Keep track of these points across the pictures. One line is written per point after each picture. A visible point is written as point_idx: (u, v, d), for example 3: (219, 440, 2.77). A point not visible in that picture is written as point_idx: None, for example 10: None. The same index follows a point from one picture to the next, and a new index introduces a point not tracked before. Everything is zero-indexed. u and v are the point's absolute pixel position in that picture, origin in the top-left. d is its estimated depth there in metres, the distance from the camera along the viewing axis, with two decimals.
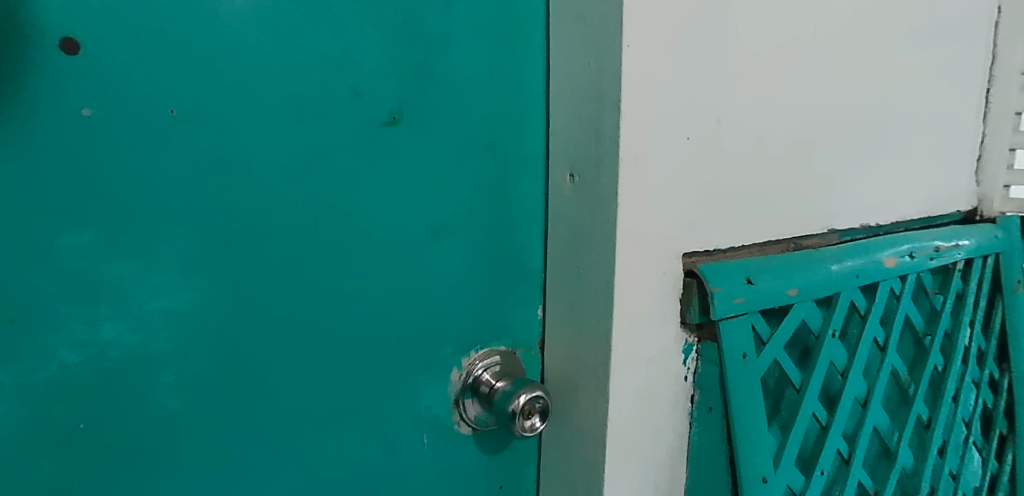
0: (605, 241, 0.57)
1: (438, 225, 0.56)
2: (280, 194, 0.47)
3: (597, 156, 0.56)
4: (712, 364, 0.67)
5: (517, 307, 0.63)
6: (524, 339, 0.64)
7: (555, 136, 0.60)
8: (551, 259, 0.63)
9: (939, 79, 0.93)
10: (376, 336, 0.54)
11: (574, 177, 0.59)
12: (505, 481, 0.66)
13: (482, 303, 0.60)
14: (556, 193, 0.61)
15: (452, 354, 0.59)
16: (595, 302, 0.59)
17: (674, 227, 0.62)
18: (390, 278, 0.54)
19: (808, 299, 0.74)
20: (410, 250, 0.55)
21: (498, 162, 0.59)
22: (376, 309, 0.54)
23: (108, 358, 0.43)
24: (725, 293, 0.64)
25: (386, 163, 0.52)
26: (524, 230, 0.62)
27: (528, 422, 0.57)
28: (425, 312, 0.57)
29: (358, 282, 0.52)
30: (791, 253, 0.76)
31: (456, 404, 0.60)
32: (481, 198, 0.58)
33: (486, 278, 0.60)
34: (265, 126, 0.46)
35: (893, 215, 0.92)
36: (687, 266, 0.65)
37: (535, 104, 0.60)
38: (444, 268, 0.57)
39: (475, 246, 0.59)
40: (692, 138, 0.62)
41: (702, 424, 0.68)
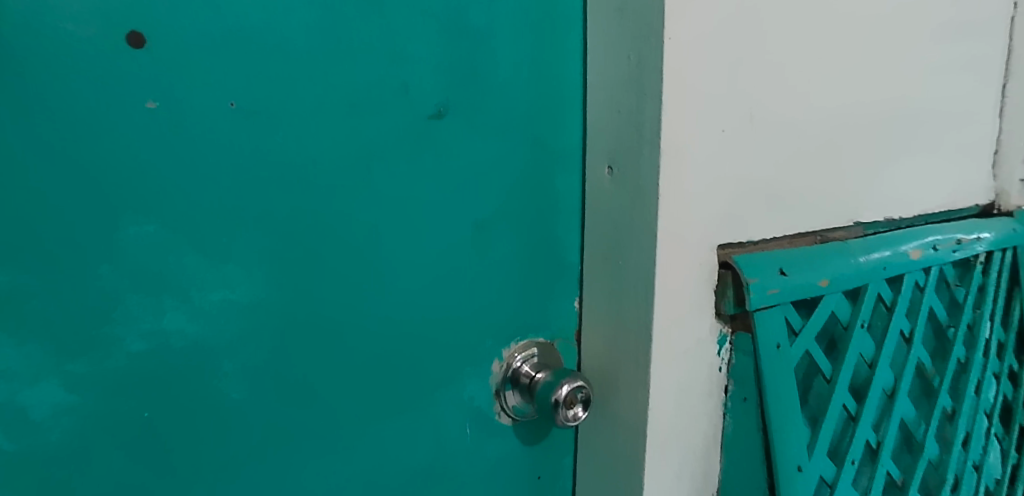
0: (646, 232, 0.58)
1: (483, 217, 0.57)
2: (334, 185, 0.48)
3: (638, 148, 0.57)
4: (746, 355, 0.68)
5: (555, 299, 0.64)
6: (562, 330, 0.65)
7: (593, 129, 0.61)
8: (588, 251, 0.64)
9: (961, 73, 0.93)
10: (423, 327, 0.55)
11: (612, 169, 0.60)
12: (542, 472, 0.67)
13: (523, 295, 0.61)
14: (595, 186, 0.62)
15: (494, 346, 0.60)
16: (635, 293, 0.60)
17: (710, 219, 0.63)
18: (436, 270, 0.55)
19: (836, 291, 0.75)
20: (454, 243, 0.55)
21: (538, 155, 0.59)
22: (422, 301, 0.54)
23: (171, 348, 0.44)
24: (760, 284, 0.65)
25: (433, 156, 0.53)
26: (562, 223, 0.63)
27: (570, 412, 0.57)
28: (468, 304, 0.57)
29: (406, 274, 0.53)
30: (820, 246, 0.77)
31: (496, 396, 0.61)
32: (522, 191, 0.59)
33: (526, 270, 0.61)
34: (319, 119, 0.47)
35: (916, 208, 0.93)
36: (721, 258, 0.66)
37: (573, 98, 0.61)
38: (487, 259, 0.58)
39: (517, 238, 0.59)
40: (727, 131, 0.63)
41: (736, 415, 0.69)
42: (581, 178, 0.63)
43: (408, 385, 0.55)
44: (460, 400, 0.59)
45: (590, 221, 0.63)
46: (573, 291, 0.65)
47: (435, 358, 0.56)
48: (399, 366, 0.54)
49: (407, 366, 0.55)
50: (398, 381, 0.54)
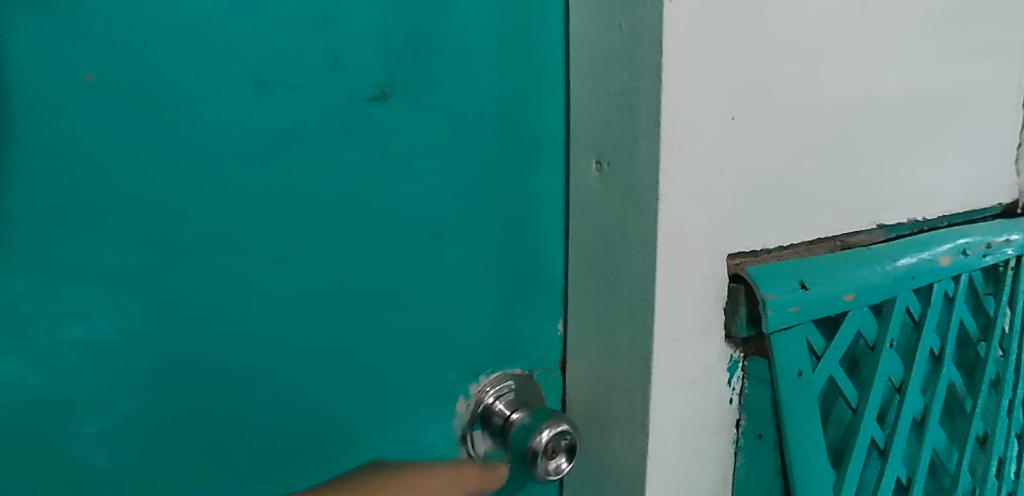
0: (642, 242, 0.47)
1: (440, 223, 0.48)
2: (238, 185, 0.40)
3: (631, 138, 0.47)
4: (762, 384, 0.57)
5: (534, 321, 0.54)
6: (541, 357, 0.55)
7: (575, 117, 0.51)
8: (573, 263, 0.53)
9: (986, 56, 0.84)
10: (357, 358, 0.46)
11: (600, 164, 0.49)
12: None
13: (491, 316, 0.51)
14: (580, 185, 0.51)
15: (457, 380, 0.51)
16: (631, 315, 0.49)
17: (717, 224, 0.53)
18: (379, 286, 0.46)
19: (861, 306, 0.65)
20: (400, 252, 0.46)
21: (507, 149, 0.50)
22: (358, 323, 0.46)
23: (6, 402, 0.35)
24: (778, 301, 0.55)
25: (371, 148, 0.44)
26: (542, 229, 0.53)
27: (551, 464, 0.47)
28: (420, 327, 0.48)
29: (335, 293, 0.44)
30: (841, 252, 0.67)
31: (464, 441, 0.52)
32: (490, 192, 0.49)
33: (497, 286, 0.51)
34: (219, 103, 0.38)
35: (940, 209, 0.83)
36: (732, 270, 0.56)
37: (552, 80, 0.51)
38: (445, 273, 0.48)
39: (484, 248, 0.50)
40: (736, 120, 0.52)
41: (750, 455, 0.59)
42: (563, 175, 0.53)
43: (342, 428, 0.46)
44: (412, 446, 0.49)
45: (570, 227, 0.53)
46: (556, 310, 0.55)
47: (375, 396, 0.47)
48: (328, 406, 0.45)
49: (340, 407, 0.46)
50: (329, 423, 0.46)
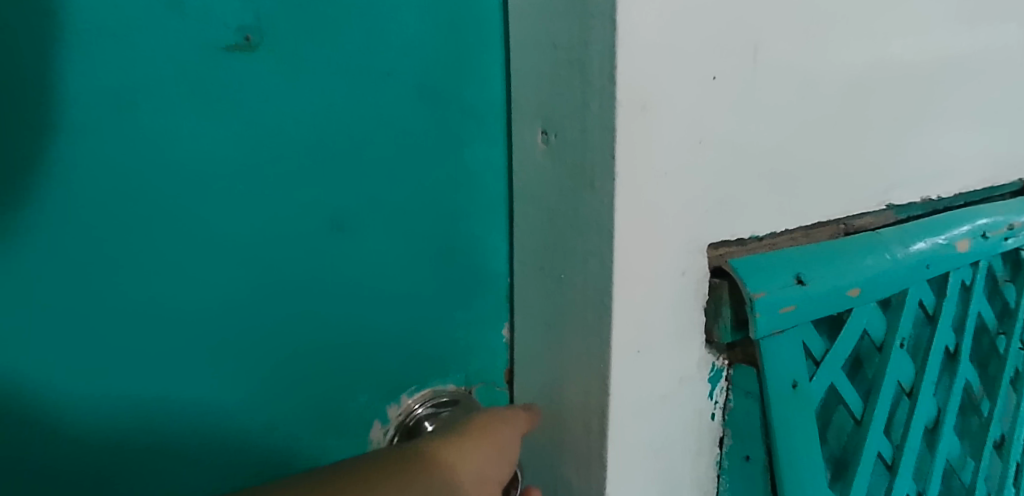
0: (597, 233, 0.38)
1: (342, 214, 0.40)
2: (65, 165, 0.32)
3: (582, 102, 0.37)
4: (751, 398, 0.48)
5: (467, 325, 0.47)
6: (479, 364, 0.48)
7: (518, 76, 0.41)
8: (518, 257, 0.44)
9: (1013, 10, 0.73)
10: (245, 374, 0.39)
11: (547, 135, 0.39)
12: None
13: (411, 318, 0.44)
14: (523, 162, 0.42)
15: (374, 401, 0.44)
16: (582, 321, 0.40)
17: (694, 208, 0.43)
18: (263, 288, 0.38)
19: (868, 301, 0.56)
20: (295, 245, 0.39)
21: (427, 123, 0.42)
22: (242, 333, 0.38)
23: None
24: (770, 300, 0.45)
25: (248, 117, 0.36)
26: (471, 214, 0.45)
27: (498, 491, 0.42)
28: (320, 337, 0.41)
29: (211, 298, 0.37)
30: (844, 239, 0.57)
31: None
32: (404, 175, 0.42)
33: (417, 287, 0.44)
34: (24, 65, 0.30)
35: (957, 186, 0.73)
36: (713, 262, 0.46)
37: (482, 42, 0.43)
38: (350, 272, 0.41)
39: (401, 237, 0.42)
40: (719, 79, 0.43)
41: (736, 478, 0.51)
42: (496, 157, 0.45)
43: (231, 456, 0.39)
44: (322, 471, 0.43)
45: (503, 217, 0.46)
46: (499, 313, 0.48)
47: (273, 417, 0.41)
48: (213, 431, 0.38)
49: (226, 432, 0.39)
50: (213, 451, 0.39)
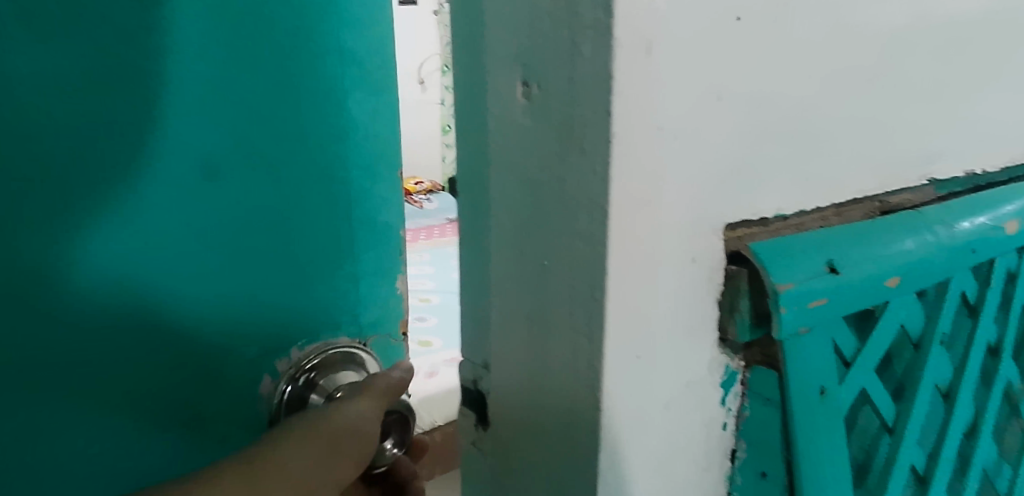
0: (589, 211, 0.29)
1: (224, 177, 0.40)
2: None
3: (571, 41, 0.28)
4: (770, 406, 0.41)
5: (363, 280, 0.47)
6: (373, 323, 0.48)
7: (488, 8, 0.32)
8: (490, 237, 0.35)
9: None
10: (130, 342, 0.39)
11: (527, 85, 0.31)
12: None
13: (315, 286, 0.45)
14: (499, 118, 0.33)
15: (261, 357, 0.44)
16: (566, 317, 0.32)
17: (709, 184, 0.36)
18: (149, 258, 0.38)
19: (905, 291, 0.48)
20: (188, 236, 0.39)
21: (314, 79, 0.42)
22: (141, 331, 0.39)
23: None
24: (797, 294, 0.38)
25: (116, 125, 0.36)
26: (367, 182, 0.45)
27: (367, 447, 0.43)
28: (220, 319, 0.41)
29: (104, 288, 0.37)
30: (881, 219, 0.49)
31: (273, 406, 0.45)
32: (296, 147, 0.42)
33: (308, 244, 0.44)
34: None
35: (1004, 160, 0.65)
36: (732, 246, 0.38)
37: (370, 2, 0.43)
38: (236, 230, 0.41)
39: (297, 213, 0.43)
40: (744, 20, 0.35)
41: (749, 495, 0.44)
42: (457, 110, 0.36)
43: (101, 407, 0.39)
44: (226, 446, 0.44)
45: (465, 186, 0.37)
46: (467, 306, 0.38)
47: (149, 375, 0.40)
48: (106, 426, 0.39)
49: (140, 421, 0.40)
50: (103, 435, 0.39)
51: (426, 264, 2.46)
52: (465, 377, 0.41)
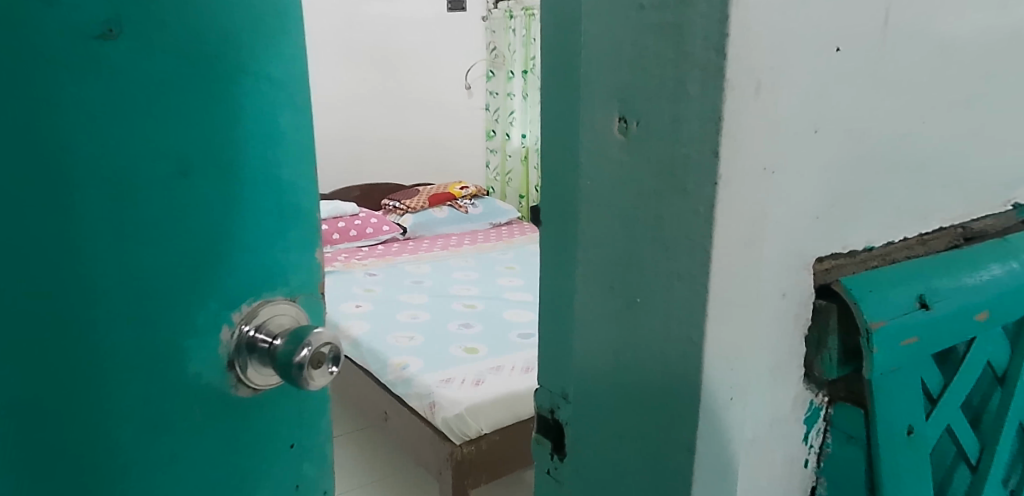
0: (688, 252, 0.29)
1: (199, 225, 0.43)
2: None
3: (677, 83, 0.28)
4: (854, 443, 0.40)
5: (292, 254, 0.50)
6: (303, 285, 0.51)
7: (587, 43, 0.32)
8: (573, 271, 0.36)
9: None
10: (130, 392, 0.43)
11: (626, 121, 0.31)
12: (304, 439, 0.54)
13: (270, 281, 0.48)
14: (588, 154, 0.33)
15: (216, 315, 0.46)
16: (653, 353, 0.32)
17: (802, 218, 0.35)
18: (154, 317, 0.43)
19: (994, 326, 0.46)
20: (176, 286, 0.43)
21: (239, 68, 0.43)
22: (149, 380, 0.43)
23: None
24: (889, 332, 0.37)
25: (109, 213, 0.40)
26: (299, 181, 0.49)
27: (319, 372, 0.47)
28: (201, 339, 0.45)
29: (123, 356, 0.42)
30: (970, 248, 0.47)
31: (233, 367, 0.47)
32: (244, 177, 0.45)
33: (238, 224, 0.45)
34: None
35: None
36: (822, 281, 0.37)
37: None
38: (162, 216, 0.42)
39: (262, 231, 0.47)
40: (842, 51, 0.34)
41: None
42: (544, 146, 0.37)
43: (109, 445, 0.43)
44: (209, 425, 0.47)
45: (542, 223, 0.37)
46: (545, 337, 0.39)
47: (147, 405, 0.44)
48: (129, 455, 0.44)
49: (149, 442, 0.44)
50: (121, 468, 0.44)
51: (472, 272, 2.49)
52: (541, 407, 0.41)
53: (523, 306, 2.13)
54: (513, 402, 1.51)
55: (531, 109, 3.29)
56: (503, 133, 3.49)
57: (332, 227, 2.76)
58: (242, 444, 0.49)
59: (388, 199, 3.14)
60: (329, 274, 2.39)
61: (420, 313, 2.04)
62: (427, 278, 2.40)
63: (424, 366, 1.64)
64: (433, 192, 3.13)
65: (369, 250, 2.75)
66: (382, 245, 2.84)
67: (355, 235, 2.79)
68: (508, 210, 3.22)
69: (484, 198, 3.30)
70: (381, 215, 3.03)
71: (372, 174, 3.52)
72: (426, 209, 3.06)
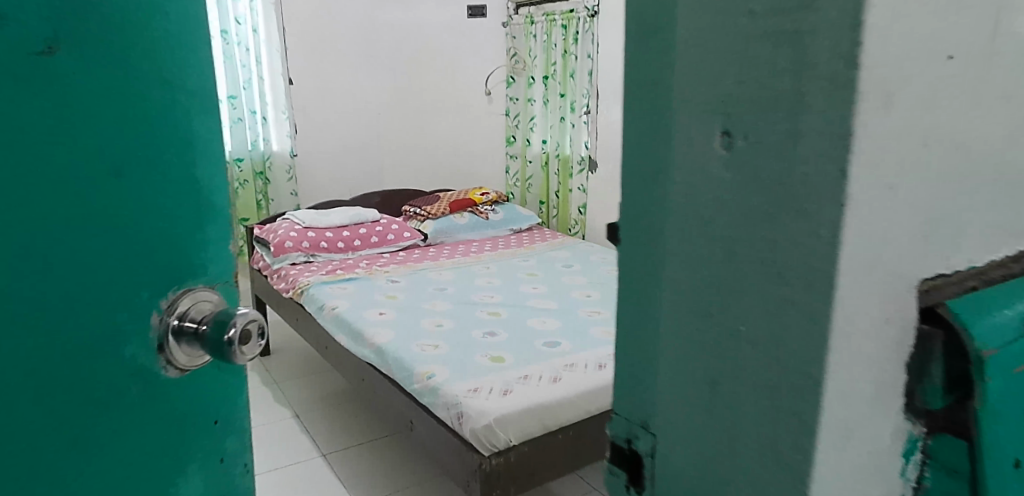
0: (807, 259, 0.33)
1: (139, 220, 0.48)
2: None
3: (796, 87, 0.32)
4: (957, 477, 0.39)
5: (212, 247, 0.54)
6: (219, 274, 0.56)
7: (683, 71, 0.37)
8: (670, 256, 0.40)
9: None
10: (86, 381, 0.46)
11: (729, 137, 0.36)
12: (226, 414, 0.58)
13: (192, 272, 0.53)
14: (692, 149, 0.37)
15: (146, 304, 0.50)
16: (762, 333, 0.36)
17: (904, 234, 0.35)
18: (101, 306, 0.47)
19: None
20: (121, 278, 0.48)
21: (171, 81, 0.49)
22: (100, 367, 0.47)
23: None
24: (998, 360, 0.36)
25: (68, 209, 0.44)
26: (217, 183, 0.54)
27: (249, 347, 0.53)
28: (138, 328, 0.49)
29: (78, 344, 0.46)
30: None
31: (163, 349, 0.51)
32: (173, 178, 0.50)
33: (165, 221, 0.50)
34: None
35: None
36: (927, 304, 0.37)
37: (195, 6, 0.50)
38: (99, 215, 0.45)
39: (189, 227, 0.52)
40: (955, 59, 0.33)
41: None
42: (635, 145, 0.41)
43: (77, 432, 0.46)
44: (153, 408, 0.51)
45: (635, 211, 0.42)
46: (637, 316, 0.43)
47: (101, 393, 0.47)
48: (92, 441, 0.47)
49: (105, 426, 0.48)
50: (85, 453, 0.47)
51: (495, 277, 2.49)
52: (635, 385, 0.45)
53: (548, 314, 2.10)
54: (543, 412, 1.49)
55: (552, 114, 3.22)
56: (523, 139, 3.43)
57: (353, 233, 2.76)
58: (181, 423, 0.54)
59: (409, 206, 3.14)
60: (351, 281, 2.38)
61: (445, 321, 2.01)
62: (449, 285, 2.39)
63: (450, 376, 1.62)
64: (453, 198, 3.13)
65: (391, 256, 2.74)
66: (404, 251, 2.83)
67: (376, 241, 2.79)
68: (528, 215, 3.21)
69: (504, 203, 3.28)
70: (402, 221, 3.04)
71: (392, 182, 3.75)
72: (447, 215, 3.05)
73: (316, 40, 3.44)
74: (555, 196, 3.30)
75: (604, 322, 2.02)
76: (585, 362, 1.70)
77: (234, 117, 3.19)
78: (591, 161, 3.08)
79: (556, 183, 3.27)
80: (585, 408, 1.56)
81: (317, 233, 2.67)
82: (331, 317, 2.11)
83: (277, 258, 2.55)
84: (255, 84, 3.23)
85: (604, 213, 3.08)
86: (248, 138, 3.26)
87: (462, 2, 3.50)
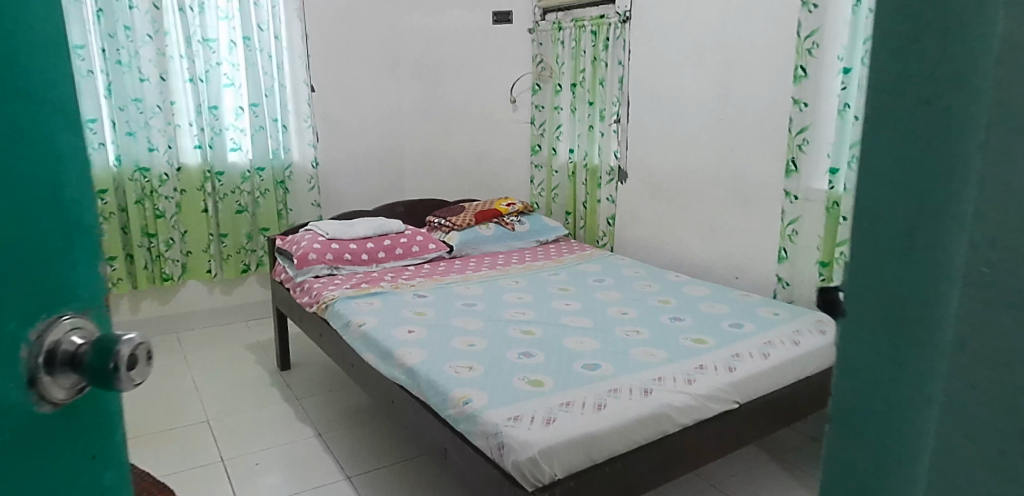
0: None
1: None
2: None
3: None
4: None
5: (80, 269, 0.49)
6: (90, 298, 0.50)
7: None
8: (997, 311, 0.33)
9: None
10: None
11: None
12: (102, 450, 0.52)
13: (61, 295, 0.47)
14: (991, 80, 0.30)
15: (13, 335, 0.44)
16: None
17: None
18: None
19: None
20: None
21: (27, 87, 0.44)
22: None
23: None
24: None
25: None
26: (80, 199, 0.49)
27: (134, 373, 0.49)
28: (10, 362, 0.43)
29: None
30: None
31: (34, 385, 0.45)
32: (37, 193, 0.45)
33: (27, 244, 0.44)
34: None
35: None
36: None
37: (49, 9, 0.46)
38: None
39: (52, 247, 0.46)
40: None
41: None
42: (880, 94, 0.36)
43: None
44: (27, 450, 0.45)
45: (890, 171, 0.36)
46: (891, 298, 0.36)
47: None
48: None
49: None
50: None
51: (525, 292, 2.40)
52: (889, 382, 0.37)
53: (584, 334, 1.99)
54: (589, 444, 1.39)
55: (580, 122, 3.11)
56: (548, 148, 3.31)
57: (378, 245, 2.69)
58: (61, 464, 0.48)
59: (434, 216, 3.06)
60: (378, 296, 2.30)
61: (477, 341, 1.92)
62: (478, 301, 2.29)
63: (488, 402, 1.52)
64: (478, 208, 3.05)
65: (416, 268, 2.66)
66: (429, 264, 2.75)
67: (400, 253, 2.71)
68: (555, 226, 3.12)
69: (531, 214, 3.19)
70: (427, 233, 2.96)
71: (413, 191, 3.75)
72: (472, 226, 2.96)
73: (339, 48, 3.41)
74: (582, 206, 3.19)
75: (643, 343, 1.91)
76: (629, 388, 1.60)
77: (256, 125, 3.14)
78: (620, 172, 2.99)
79: (583, 193, 3.16)
80: (632, 438, 1.46)
81: (341, 245, 2.61)
82: (358, 335, 2.03)
83: (300, 271, 2.49)
84: (278, 92, 3.18)
85: (634, 225, 2.98)
86: (269, 146, 3.21)
87: (487, 8, 3.40)
